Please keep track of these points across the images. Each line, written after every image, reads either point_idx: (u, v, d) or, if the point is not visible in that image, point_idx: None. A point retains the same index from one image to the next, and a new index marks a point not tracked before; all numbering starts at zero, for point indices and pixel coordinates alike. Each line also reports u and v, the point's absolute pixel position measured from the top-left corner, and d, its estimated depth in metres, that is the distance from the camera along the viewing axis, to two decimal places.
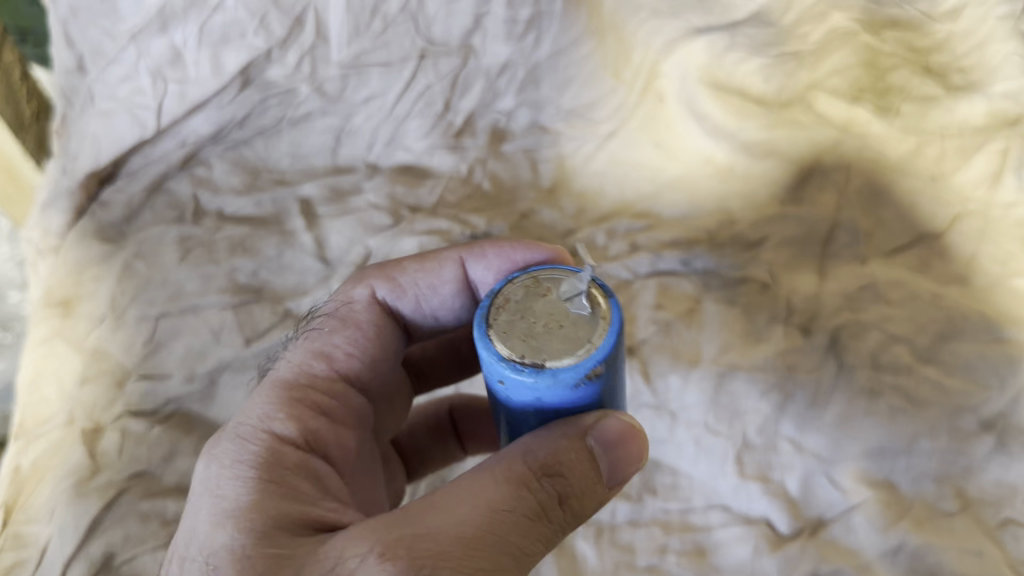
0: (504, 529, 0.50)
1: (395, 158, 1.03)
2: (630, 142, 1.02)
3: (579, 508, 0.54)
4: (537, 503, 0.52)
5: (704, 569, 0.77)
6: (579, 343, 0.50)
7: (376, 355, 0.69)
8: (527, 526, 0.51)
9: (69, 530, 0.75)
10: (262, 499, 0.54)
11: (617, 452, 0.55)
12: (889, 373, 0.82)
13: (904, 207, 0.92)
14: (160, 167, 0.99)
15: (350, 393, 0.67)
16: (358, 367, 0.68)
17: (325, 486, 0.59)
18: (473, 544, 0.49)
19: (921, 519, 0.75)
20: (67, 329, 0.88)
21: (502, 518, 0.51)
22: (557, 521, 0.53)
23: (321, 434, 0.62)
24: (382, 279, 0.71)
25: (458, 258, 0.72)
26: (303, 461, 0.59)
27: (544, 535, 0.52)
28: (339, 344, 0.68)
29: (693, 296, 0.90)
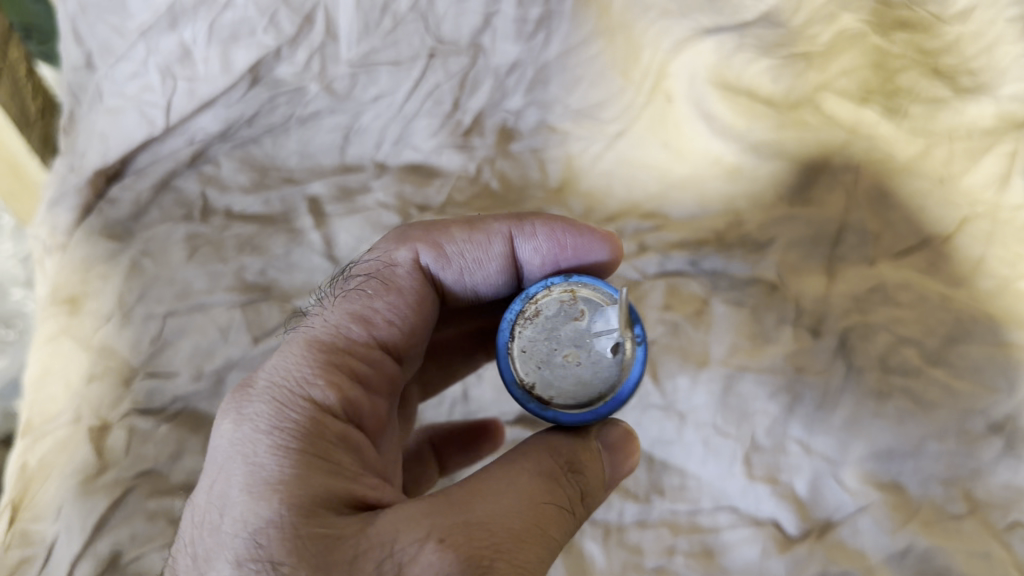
0: (547, 521, 0.54)
1: (403, 157, 1.03)
2: (638, 142, 1.02)
3: (592, 503, 0.60)
4: (567, 499, 0.57)
5: (711, 570, 0.78)
6: (586, 389, 0.61)
7: (417, 321, 0.69)
8: (562, 519, 0.55)
9: (75, 529, 0.75)
10: (304, 473, 0.55)
11: (617, 455, 0.62)
12: (897, 374, 0.82)
13: (911, 209, 0.91)
14: (169, 165, 0.98)
15: (386, 360, 0.67)
16: (397, 335, 0.67)
17: (363, 458, 0.60)
18: (524, 536, 0.52)
19: (929, 520, 0.76)
20: (74, 328, 0.88)
21: (545, 511, 0.55)
22: (580, 516, 0.58)
23: (359, 404, 0.62)
24: (428, 246, 0.71)
25: (507, 233, 0.73)
26: (341, 432, 0.59)
27: (571, 528, 0.57)
28: (379, 309, 0.67)
29: (701, 297, 0.90)
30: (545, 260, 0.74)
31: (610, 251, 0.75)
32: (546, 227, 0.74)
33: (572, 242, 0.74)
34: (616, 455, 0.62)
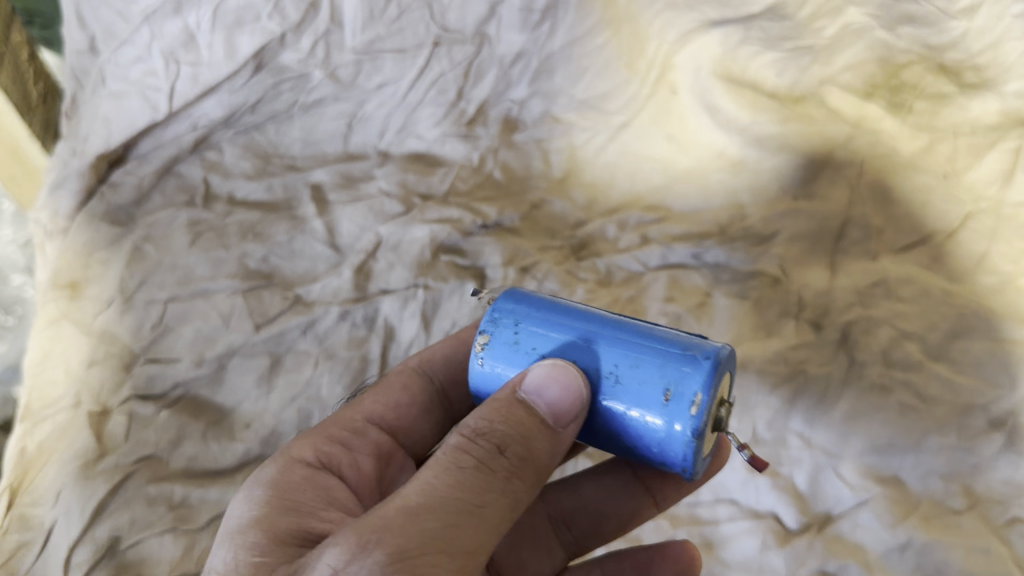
0: (449, 488, 0.48)
1: (407, 146, 1.03)
2: (642, 134, 1.02)
3: (536, 449, 0.52)
4: (479, 458, 0.50)
5: (710, 564, 0.77)
6: None
7: (402, 404, 0.71)
8: (474, 480, 0.49)
9: (75, 513, 0.75)
10: (260, 513, 0.55)
11: (552, 395, 0.52)
12: (899, 369, 0.82)
13: (912, 205, 0.91)
14: (171, 151, 0.99)
15: (370, 428, 0.68)
16: (382, 413, 0.70)
17: (333, 497, 0.59)
18: (418, 507, 0.47)
19: (929, 516, 0.75)
20: (75, 312, 0.88)
21: (446, 480, 0.49)
22: (508, 471, 0.50)
23: (336, 457, 0.64)
24: (416, 354, 0.75)
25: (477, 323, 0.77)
26: (312, 478, 0.60)
27: (496, 487, 0.50)
28: (366, 397, 0.71)
29: (703, 290, 0.89)
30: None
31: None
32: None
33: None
34: (551, 393, 0.52)
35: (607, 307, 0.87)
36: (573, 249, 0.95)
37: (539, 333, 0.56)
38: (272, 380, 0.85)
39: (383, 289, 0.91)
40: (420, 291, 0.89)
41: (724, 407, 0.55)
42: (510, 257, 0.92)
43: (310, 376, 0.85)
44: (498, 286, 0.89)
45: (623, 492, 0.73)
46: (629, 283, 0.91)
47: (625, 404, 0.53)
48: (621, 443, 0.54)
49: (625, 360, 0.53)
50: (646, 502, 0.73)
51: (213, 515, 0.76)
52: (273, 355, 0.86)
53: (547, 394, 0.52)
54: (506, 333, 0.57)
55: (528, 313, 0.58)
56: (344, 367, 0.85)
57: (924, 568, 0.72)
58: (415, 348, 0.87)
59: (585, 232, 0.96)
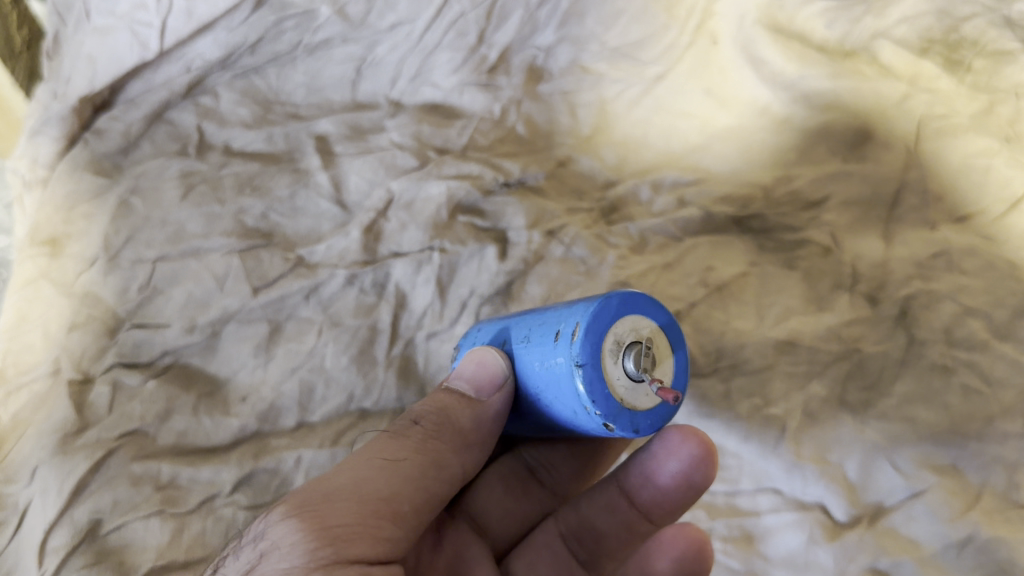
0: (365, 454, 0.52)
1: (421, 95, 0.95)
2: (678, 87, 0.94)
3: (455, 419, 0.56)
4: (393, 432, 0.54)
5: (750, 558, 0.69)
6: None
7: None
8: (390, 445, 0.53)
9: (51, 493, 0.68)
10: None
11: (466, 372, 0.57)
12: (962, 348, 0.73)
13: (973, 171, 0.82)
14: (162, 95, 0.91)
15: None
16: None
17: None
18: (330, 473, 0.51)
19: (990, 509, 0.66)
20: (55, 270, 0.82)
21: (363, 452, 0.53)
22: (424, 436, 0.54)
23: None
24: None
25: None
26: None
27: (413, 446, 0.53)
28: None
29: (747, 260, 0.81)
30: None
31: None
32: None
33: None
34: (466, 370, 0.57)
35: (639, 280, 0.80)
36: (602, 212, 0.87)
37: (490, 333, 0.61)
38: (271, 350, 0.77)
39: (395, 252, 0.83)
40: (435, 254, 0.81)
41: (640, 348, 0.50)
42: (533, 220, 0.84)
43: (313, 345, 0.77)
44: (521, 251, 0.82)
45: (615, 509, 0.65)
46: (664, 249, 0.83)
47: (535, 360, 0.53)
48: (547, 403, 0.54)
49: (536, 324, 0.55)
50: (638, 517, 0.65)
51: (205, 497, 0.69)
52: (273, 322, 0.79)
53: (462, 371, 0.57)
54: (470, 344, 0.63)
55: (487, 326, 0.63)
56: (352, 337, 0.78)
57: (985, 566, 0.63)
58: (429, 318, 0.79)
59: (615, 194, 0.88)
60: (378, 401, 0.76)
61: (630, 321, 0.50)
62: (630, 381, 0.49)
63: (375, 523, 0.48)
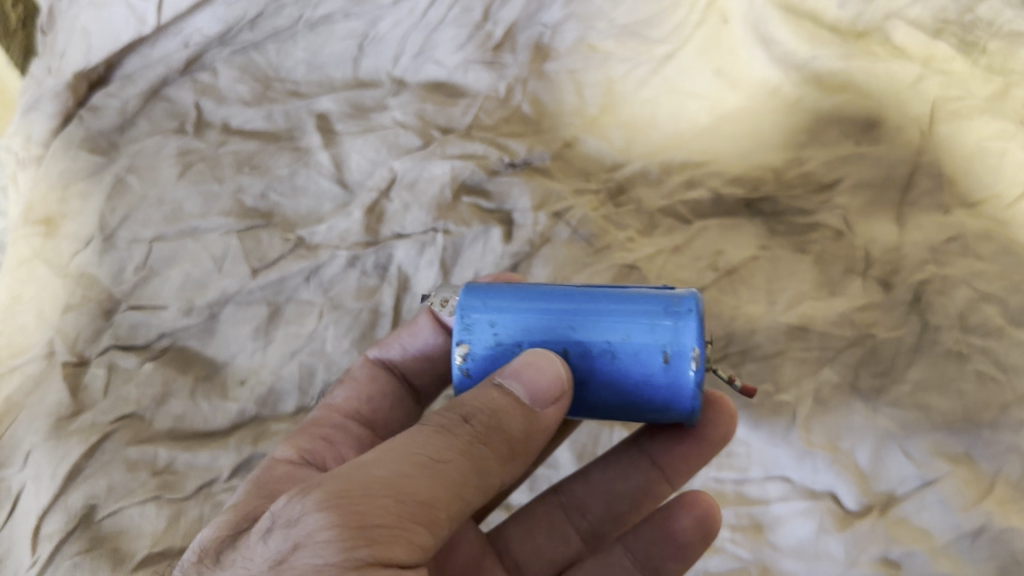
0: (407, 445, 0.44)
1: (425, 73, 0.93)
2: (687, 68, 0.91)
3: (508, 423, 0.46)
4: (442, 423, 0.45)
5: (760, 547, 0.66)
6: None
7: (376, 394, 0.63)
8: (436, 438, 0.44)
9: (45, 478, 0.66)
10: (244, 496, 0.51)
11: (526, 374, 0.46)
12: (978, 335, 0.71)
13: (989, 153, 0.80)
14: (160, 71, 0.90)
15: (350, 427, 0.60)
16: (357, 407, 0.62)
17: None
18: (369, 461, 0.43)
19: (1004, 499, 0.64)
20: (49, 250, 0.80)
21: (405, 440, 0.45)
22: (477, 437, 0.45)
23: (320, 453, 0.57)
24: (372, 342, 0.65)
25: (429, 306, 0.63)
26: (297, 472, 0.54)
27: (461, 448, 0.44)
28: (338, 391, 0.63)
29: (757, 244, 0.79)
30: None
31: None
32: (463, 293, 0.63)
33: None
34: (526, 374, 0.46)
35: (646, 263, 0.78)
36: (610, 194, 0.85)
37: (518, 326, 0.49)
38: (270, 333, 0.76)
39: (398, 233, 0.81)
40: (439, 236, 0.79)
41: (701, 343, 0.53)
42: (540, 202, 0.82)
43: (314, 328, 0.76)
44: (527, 232, 0.80)
45: (633, 470, 0.64)
46: (672, 233, 0.81)
47: (633, 381, 0.48)
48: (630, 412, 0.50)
49: (617, 331, 0.48)
50: (656, 478, 0.64)
51: (202, 483, 0.67)
52: (272, 305, 0.77)
53: (522, 374, 0.46)
54: (485, 332, 0.50)
55: (501, 307, 0.50)
56: (353, 320, 0.76)
57: (999, 557, 0.61)
58: None
59: (623, 175, 0.86)
60: None
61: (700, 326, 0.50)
62: None
63: (409, 533, 0.41)
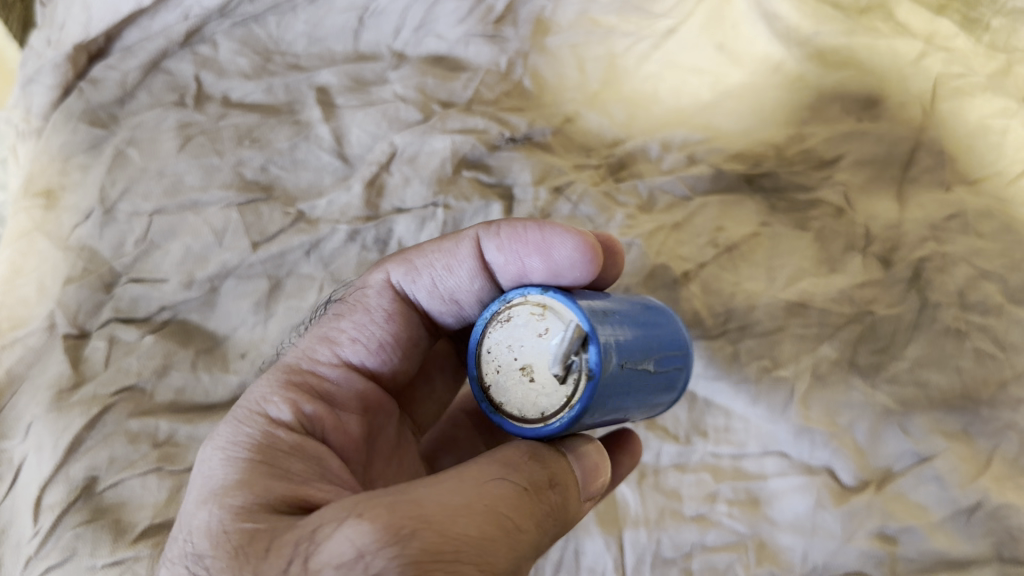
0: (493, 500, 0.43)
1: (426, 46, 0.92)
2: (689, 42, 0.90)
3: (569, 504, 0.47)
4: (524, 484, 0.45)
5: (757, 522, 0.67)
6: (534, 404, 0.49)
7: (389, 341, 0.59)
8: (520, 502, 0.44)
9: (47, 449, 0.66)
10: (248, 474, 0.48)
11: (588, 461, 0.49)
12: (977, 313, 0.71)
13: (991, 131, 0.80)
14: (160, 43, 0.90)
15: (356, 381, 0.57)
16: (363, 356, 0.59)
17: (325, 468, 0.50)
18: (461, 511, 0.41)
19: (1000, 475, 0.65)
20: (50, 223, 0.80)
21: (493, 490, 0.43)
22: (550, 508, 0.45)
23: (321, 419, 0.53)
24: (398, 262, 0.61)
25: (474, 237, 0.60)
26: (300, 444, 0.51)
27: (535, 517, 0.44)
28: (344, 329, 0.59)
29: (758, 220, 0.79)
30: (513, 259, 0.59)
31: (576, 246, 0.56)
32: (512, 230, 0.59)
33: (535, 240, 0.58)
34: (588, 460, 0.49)
35: (647, 237, 0.78)
36: (610, 169, 0.85)
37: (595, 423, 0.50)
38: (271, 307, 0.76)
39: (398, 207, 0.81)
40: (439, 211, 0.80)
41: None
42: (541, 176, 0.82)
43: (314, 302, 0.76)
44: (527, 208, 0.80)
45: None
46: (672, 209, 0.81)
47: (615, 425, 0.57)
48: None
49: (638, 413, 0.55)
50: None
51: None
52: (273, 279, 0.77)
53: (584, 458, 0.49)
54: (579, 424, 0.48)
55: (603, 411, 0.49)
56: None
57: (995, 533, 0.63)
58: None
59: (624, 151, 0.86)
60: None
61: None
62: None
63: None
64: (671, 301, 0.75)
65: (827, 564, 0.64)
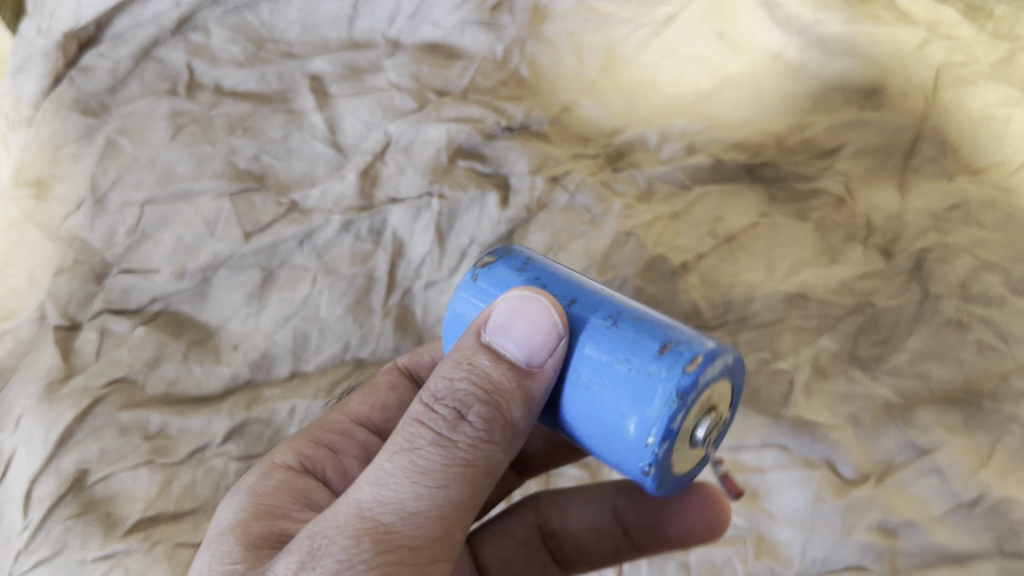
0: (397, 475, 0.39)
1: (420, 33, 0.92)
2: (689, 29, 0.90)
3: (507, 408, 0.40)
4: (433, 433, 0.40)
5: (755, 515, 0.64)
6: None
7: (392, 404, 0.62)
8: (431, 458, 0.39)
9: (37, 443, 0.65)
10: (233, 510, 0.50)
11: (518, 332, 0.40)
12: (979, 304, 0.70)
13: (994, 120, 0.79)
14: (151, 31, 0.90)
15: (358, 433, 0.59)
16: (369, 413, 0.61)
17: (311, 503, 0.52)
18: (367, 510, 0.39)
19: (1002, 469, 0.63)
20: (40, 213, 0.79)
21: (400, 461, 0.39)
22: (476, 436, 0.40)
23: (320, 459, 0.56)
24: (407, 353, 0.65)
25: None
26: (291, 482, 0.53)
27: (459, 458, 0.39)
28: (353, 397, 0.62)
29: (757, 211, 0.78)
30: None
31: None
32: None
33: None
34: (522, 327, 0.40)
35: (644, 227, 0.77)
36: (609, 159, 0.84)
37: (541, 270, 0.46)
38: (264, 298, 0.75)
39: (393, 197, 0.80)
40: (435, 201, 0.78)
41: (715, 417, 0.41)
42: (538, 165, 0.81)
43: (307, 294, 0.75)
44: (524, 198, 0.79)
45: (603, 532, 0.58)
46: (672, 197, 0.80)
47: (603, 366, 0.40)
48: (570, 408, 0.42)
49: (629, 309, 0.42)
50: (625, 545, 0.57)
51: (195, 448, 0.66)
52: (266, 269, 0.76)
53: (512, 329, 0.41)
54: (516, 260, 0.48)
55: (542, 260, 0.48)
56: (347, 285, 0.75)
57: (996, 527, 0.60)
58: (427, 267, 0.76)
59: (622, 140, 0.85)
60: (374, 351, 0.73)
61: (724, 389, 0.41)
62: (691, 446, 0.41)
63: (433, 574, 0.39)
64: (669, 292, 0.73)
65: (826, 558, 0.61)
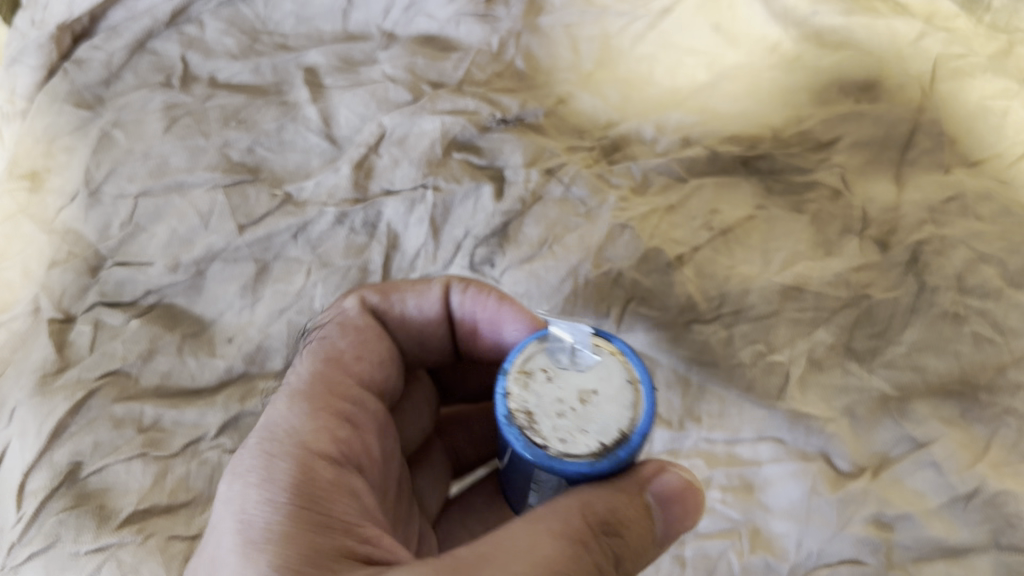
0: None
1: (416, 26, 0.93)
2: (685, 23, 0.90)
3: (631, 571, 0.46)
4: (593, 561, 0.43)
5: (750, 508, 0.65)
6: (623, 407, 0.45)
7: (382, 358, 0.61)
8: None
9: (30, 435, 0.65)
10: (289, 521, 0.45)
11: (672, 511, 0.48)
12: (976, 296, 0.69)
13: (991, 113, 0.79)
14: (145, 23, 0.90)
15: (369, 401, 0.58)
16: (370, 371, 0.59)
17: (361, 505, 0.50)
18: None
19: (999, 462, 0.62)
20: (35, 207, 0.80)
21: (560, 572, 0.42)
22: None
23: (353, 444, 0.53)
24: (374, 290, 0.63)
25: (445, 281, 0.63)
26: (337, 478, 0.50)
27: None
28: (343, 339, 0.59)
29: (753, 203, 0.77)
30: (471, 316, 0.63)
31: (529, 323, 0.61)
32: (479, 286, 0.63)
33: (490, 308, 0.62)
34: (674, 510, 0.48)
35: (639, 219, 0.76)
36: (604, 151, 0.83)
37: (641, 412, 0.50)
38: (258, 290, 0.75)
39: (387, 189, 0.80)
40: (429, 193, 0.78)
41: None
42: (533, 158, 0.81)
43: (301, 287, 0.75)
44: (518, 189, 0.78)
45: None
46: (669, 189, 0.79)
47: None
48: None
49: None
50: None
51: (189, 441, 0.66)
52: (260, 262, 0.76)
53: (671, 509, 0.48)
54: None
55: None
56: (342, 279, 0.75)
57: (992, 520, 0.60)
58: (422, 259, 0.76)
59: (618, 133, 0.84)
60: None
61: None
62: None
63: None
64: (664, 284, 0.73)
65: (821, 552, 0.61)
